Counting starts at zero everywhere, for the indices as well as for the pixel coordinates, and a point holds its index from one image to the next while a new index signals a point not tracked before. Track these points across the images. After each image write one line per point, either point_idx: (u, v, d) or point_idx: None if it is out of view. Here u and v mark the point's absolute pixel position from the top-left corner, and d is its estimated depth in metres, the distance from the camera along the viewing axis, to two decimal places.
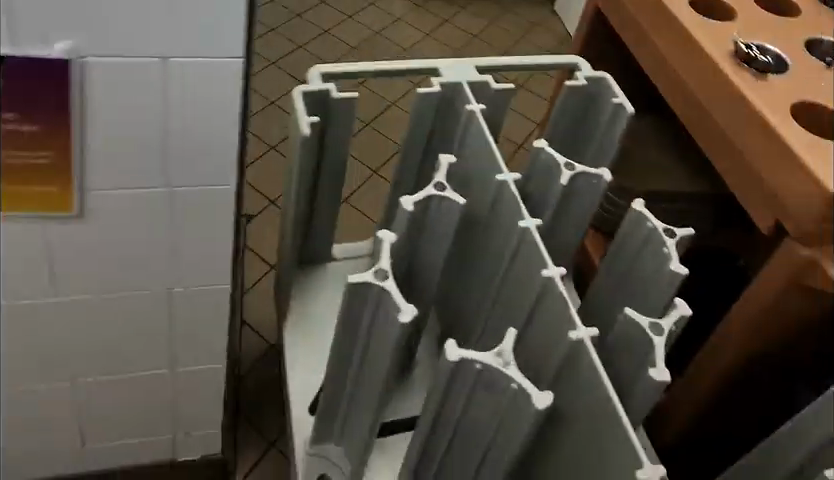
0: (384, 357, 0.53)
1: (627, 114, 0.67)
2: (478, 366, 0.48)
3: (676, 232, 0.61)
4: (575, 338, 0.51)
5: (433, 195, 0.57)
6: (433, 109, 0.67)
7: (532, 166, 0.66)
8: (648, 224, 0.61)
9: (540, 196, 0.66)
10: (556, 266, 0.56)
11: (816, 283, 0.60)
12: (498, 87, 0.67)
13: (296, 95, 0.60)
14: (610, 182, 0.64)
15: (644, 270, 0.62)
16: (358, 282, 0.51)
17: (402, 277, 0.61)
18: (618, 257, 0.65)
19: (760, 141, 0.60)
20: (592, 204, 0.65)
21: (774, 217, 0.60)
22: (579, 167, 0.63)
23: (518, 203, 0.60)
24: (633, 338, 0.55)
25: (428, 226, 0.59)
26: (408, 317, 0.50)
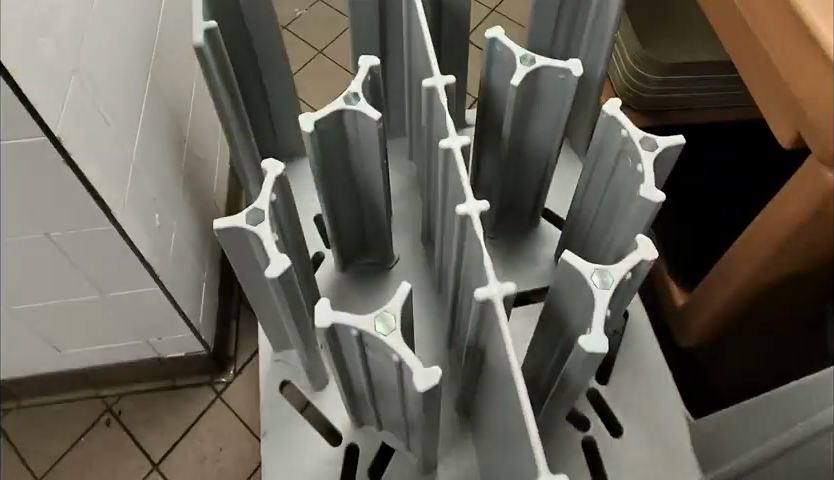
0: (281, 293, 0.50)
1: None
2: (354, 332, 0.45)
3: (656, 144, 0.51)
4: (485, 297, 0.47)
5: (342, 110, 0.53)
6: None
7: (492, 61, 0.57)
8: (622, 132, 0.52)
9: (501, 91, 0.59)
10: (477, 200, 0.50)
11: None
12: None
13: None
14: (582, 76, 0.54)
15: (625, 181, 0.53)
16: (233, 230, 0.48)
17: (343, 184, 0.59)
18: (594, 167, 0.57)
19: (773, 17, 0.43)
20: (560, 101, 0.56)
21: (794, 129, 0.44)
22: (538, 61, 0.54)
23: (445, 114, 0.53)
24: (573, 284, 0.48)
25: (347, 135, 0.56)
26: (279, 272, 0.47)
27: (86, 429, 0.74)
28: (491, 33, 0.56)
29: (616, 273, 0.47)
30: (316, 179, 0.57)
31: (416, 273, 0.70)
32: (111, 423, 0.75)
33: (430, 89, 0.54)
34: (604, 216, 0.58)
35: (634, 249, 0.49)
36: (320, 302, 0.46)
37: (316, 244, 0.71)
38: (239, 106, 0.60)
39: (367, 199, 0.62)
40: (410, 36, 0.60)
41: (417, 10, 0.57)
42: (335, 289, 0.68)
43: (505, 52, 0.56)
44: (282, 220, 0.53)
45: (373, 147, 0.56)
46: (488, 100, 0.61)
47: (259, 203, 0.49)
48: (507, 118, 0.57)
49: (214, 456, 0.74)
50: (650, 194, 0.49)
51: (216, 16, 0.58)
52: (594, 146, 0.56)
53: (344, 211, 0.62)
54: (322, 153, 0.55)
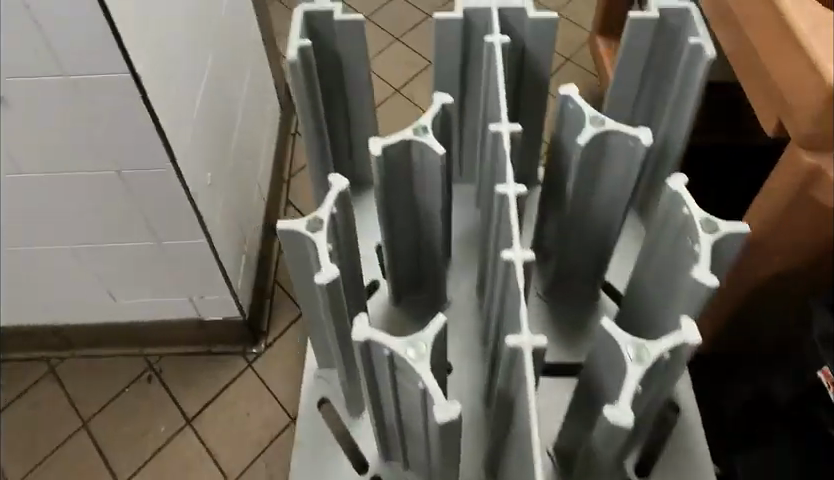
0: (329, 306, 0.54)
1: (704, 56, 0.60)
2: (385, 353, 0.48)
3: (720, 226, 0.53)
4: (515, 344, 0.49)
5: (411, 139, 0.58)
6: (457, 39, 0.66)
7: (564, 116, 0.61)
8: (685, 210, 0.54)
9: (569, 142, 0.62)
10: (523, 252, 0.54)
11: (821, 195, 0.51)
12: (534, 15, 0.65)
13: (297, 14, 0.63)
14: (652, 143, 0.57)
15: (680, 263, 0.56)
16: (292, 232, 0.53)
17: (406, 214, 0.63)
18: (659, 234, 0.58)
19: (765, 22, 0.51)
20: (629, 165, 0.59)
21: (776, 116, 0.52)
22: (608, 124, 0.57)
23: (505, 163, 0.58)
24: (609, 350, 0.49)
25: (412, 164, 0.60)
26: (327, 280, 0.51)
27: (129, 382, 0.82)
28: (566, 90, 0.60)
29: (654, 348, 0.47)
30: (381, 204, 0.61)
31: (468, 322, 0.71)
32: (152, 380, 0.82)
33: (494, 133, 0.60)
34: (659, 288, 0.59)
35: (678, 330, 0.49)
36: (360, 316, 0.49)
37: (376, 271, 0.75)
38: (320, 130, 0.66)
39: (426, 239, 0.65)
40: (489, 84, 0.65)
41: (496, 57, 0.62)
42: (383, 315, 0.71)
43: (576, 109, 0.60)
44: (339, 235, 0.56)
45: (436, 186, 0.60)
46: (555, 151, 0.64)
47: (320, 215, 0.54)
48: (572, 175, 0.59)
49: (241, 419, 0.80)
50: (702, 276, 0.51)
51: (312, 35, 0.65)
52: (660, 220, 0.58)
53: (402, 245, 0.66)
54: (387, 180, 0.59)
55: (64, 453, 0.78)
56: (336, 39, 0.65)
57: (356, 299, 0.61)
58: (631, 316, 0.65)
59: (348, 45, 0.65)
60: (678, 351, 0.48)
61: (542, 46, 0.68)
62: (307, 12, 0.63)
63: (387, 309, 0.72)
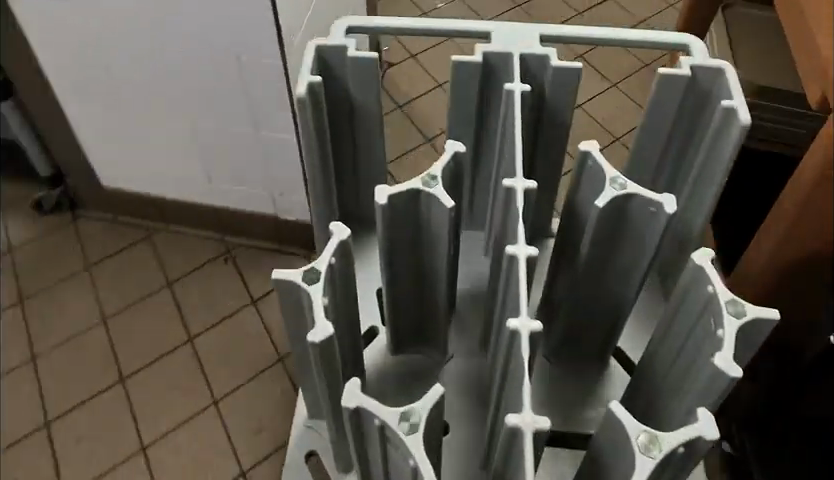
0: (320, 355, 0.61)
1: (740, 121, 0.68)
2: (375, 419, 0.56)
3: (747, 313, 0.59)
4: (514, 422, 0.54)
5: (420, 189, 0.66)
6: (482, 74, 0.75)
7: (586, 171, 0.69)
8: (709, 287, 0.61)
9: (588, 200, 0.70)
10: (526, 321, 0.59)
11: None
12: (557, 64, 0.73)
13: (310, 50, 0.71)
14: (671, 209, 0.64)
15: (705, 338, 0.62)
16: (289, 281, 0.63)
17: (415, 237, 0.71)
18: (686, 297, 0.65)
19: None
20: (639, 237, 0.67)
21: None
22: (627, 187, 0.64)
23: (518, 228, 0.65)
24: (617, 435, 0.55)
25: (420, 213, 0.68)
26: (322, 336, 0.59)
27: (212, 257, 1.40)
28: (587, 147, 0.69)
29: (671, 440, 0.53)
30: (381, 245, 0.69)
31: (467, 380, 0.80)
32: (227, 261, 1.40)
33: (507, 188, 0.67)
34: (680, 370, 0.65)
35: (696, 427, 0.55)
36: (353, 382, 0.57)
37: (374, 319, 0.85)
38: (326, 170, 0.76)
39: (432, 287, 0.76)
40: (505, 126, 0.73)
41: (515, 99, 0.70)
42: (379, 371, 0.82)
43: (595, 166, 0.68)
44: (335, 285, 0.65)
45: (441, 226, 0.68)
46: (573, 225, 0.72)
47: (320, 261, 0.63)
48: (586, 236, 0.67)
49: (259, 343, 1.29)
50: (725, 364, 0.56)
51: (320, 68, 0.73)
52: (683, 290, 0.66)
53: (404, 297, 0.77)
54: (399, 219, 0.68)
55: (149, 299, 1.36)
56: (347, 82, 0.74)
57: (351, 340, 0.71)
58: (651, 395, 0.71)
59: (355, 84, 0.74)
60: (690, 445, 0.54)
61: (560, 96, 0.75)
62: (318, 47, 0.72)
63: (386, 364, 0.82)
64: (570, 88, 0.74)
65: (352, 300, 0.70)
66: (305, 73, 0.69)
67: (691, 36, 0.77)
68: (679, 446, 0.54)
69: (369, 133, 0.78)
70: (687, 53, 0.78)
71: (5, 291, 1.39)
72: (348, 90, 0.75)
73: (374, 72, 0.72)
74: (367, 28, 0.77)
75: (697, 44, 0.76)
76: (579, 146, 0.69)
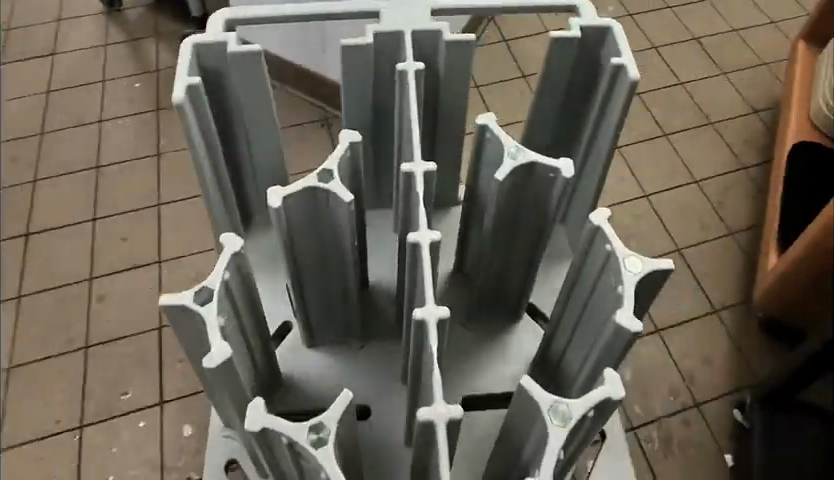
0: (223, 378, 0.60)
1: (630, 77, 0.71)
2: (285, 437, 0.54)
3: (641, 267, 0.61)
4: (425, 418, 0.54)
5: (317, 186, 0.67)
6: (376, 55, 0.77)
7: (484, 142, 0.73)
8: (607, 246, 0.63)
9: (492, 166, 0.74)
10: (430, 311, 0.60)
11: None
12: (450, 38, 0.75)
13: (188, 50, 0.71)
14: (570, 171, 0.67)
15: (605, 297, 0.64)
16: (176, 306, 0.60)
17: (317, 242, 0.72)
18: (587, 260, 0.67)
19: None
20: (546, 194, 0.70)
21: None
22: (525, 156, 0.68)
23: (421, 218, 0.66)
24: (533, 405, 0.57)
25: (317, 207, 0.69)
26: (219, 357, 0.57)
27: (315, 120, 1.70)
28: (484, 120, 0.72)
29: (578, 407, 0.55)
30: (285, 245, 0.70)
31: (378, 361, 0.82)
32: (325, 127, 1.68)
33: (405, 172, 0.68)
34: (586, 334, 0.68)
35: (599, 389, 0.56)
36: (256, 403, 0.55)
37: (285, 314, 0.86)
38: (219, 171, 0.79)
39: (326, 277, 0.77)
40: (402, 106, 0.75)
41: (408, 79, 0.72)
42: (294, 369, 0.81)
43: (492, 137, 0.71)
44: (234, 294, 0.65)
45: (338, 216, 0.69)
46: (481, 195, 0.77)
47: (210, 281, 0.61)
48: (491, 211, 0.71)
49: None
50: (625, 321, 0.58)
51: (202, 65, 0.74)
52: (585, 248, 0.67)
53: (314, 279, 0.77)
54: (304, 219, 0.69)
55: None
56: (230, 76, 0.75)
57: (257, 334, 0.71)
58: (560, 361, 0.75)
59: (237, 77, 0.74)
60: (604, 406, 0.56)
61: (447, 68, 0.78)
62: (195, 45, 0.71)
63: (301, 364, 0.82)
64: (465, 58, 0.77)
65: (255, 302, 0.70)
66: (185, 73, 0.69)
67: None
68: (588, 414, 0.56)
69: (255, 125, 0.80)
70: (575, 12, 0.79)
71: (146, 98, 1.68)
72: (229, 85, 0.76)
73: (256, 63, 0.73)
74: (253, 19, 0.77)
75: (583, 5, 0.77)
76: (477, 120, 0.72)
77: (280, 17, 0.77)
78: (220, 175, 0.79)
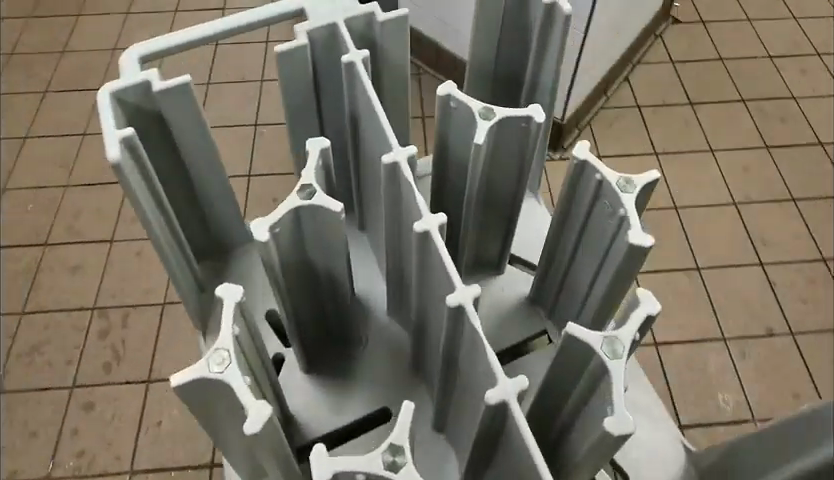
0: (265, 437, 0.66)
1: (561, 10, 0.78)
2: (363, 473, 0.56)
3: (622, 178, 0.71)
4: (495, 398, 0.61)
5: (297, 203, 0.76)
6: (321, 48, 0.78)
7: (450, 110, 0.78)
8: (599, 176, 0.72)
9: (460, 132, 0.78)
10: (460, 294, 0.67)
11: None
12: (382, 18, 0.77)
13: (104, 101, 0.77)
14: (538, 113, 0.75)
15: (604, 221, 0.74)
16: (197, 378, 0.64)
17: (294, 244, 0.81)
18: (574, 191, 0.76)
19: None
20: (521, 140, 0.77)
21: None
22: (497, 114, 0.74)
23: (421, 207, 0.71)
24: (587, 352, 0.63)
25: (296, 219, 0.78)
26: (254, 427, 0.63)
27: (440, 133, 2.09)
28: (447, 90, 0.76)
29: (624, 338, 0.62)
30: (278, 265, 0.79)
31: (381, 360, 0.91)
32: None
33: (389, 164, 0.73)
34: (587, 263, 0.79)
35: (635, 320, 0.65)
36: (318, 452, 0.56)
37: (275, 347, 0.94)
38: (168, 212, 0.86)
39: (297, 292, 0.85)
40: (352, 95, 0.78)
41: (357, 70, 0.74)
42: (307, 414, 0.87)
43: (458, 105, 0.76)
44: (241, 339, 0.72)
45: (326, 226, 0.79)
46: (456, 155, 0.82)
47: (220, 344, 0.67)
48: (475, 173, 0.77)
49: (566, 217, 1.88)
50: (634, 238, 0.68)
51: (123, 110, 0.79)
52: (572, 182, 0.76)
53: (299, 293, 0.85)
54: (290, 222, 0.78)
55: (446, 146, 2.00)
56: (168, 111, 0.80)
57: (259, 362, 0.78)
58: (566, 295, 0.84)
59: (173, 109, 0.80)
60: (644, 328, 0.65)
61: (388, 44, 0.80)
62: (113, 94, 0.77)
63: (300, 396, 0.89)
64: (401, 37, 0.80)
65: (251, 327, 0.77)
66: (114, 127, 0.76)
67: None
68: (636, 336, 0.65)
69: (193, 145, 0.85)
70: None
71: None
72: (164, 115, 0.81)
73: (189, 92, 0.79)
74: (157, 50, 0.80)
75: None
76: (437, 91, 0.77)
77: (185, 41, 0.81)
78: (167, 215, 0.86)
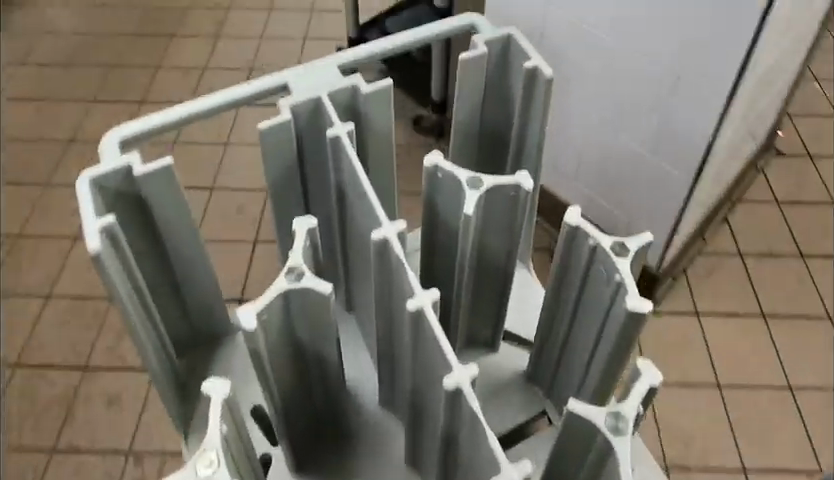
0: None
1: (544, 74, 0.86)
2: None
3: (612, 244, 0.71)
4: None
5: (287, 288, 0.68)
6: (305, 119, 0.83)
7: (437, 180, 0.79)
8: (591, 241, 0.72)
9: (448, 204, 0.80)
10: (454, 374, 0.62)
11: None
12: (369, 89, 0.83)
13: (84, 188, 0.74)
14: (527, 177, 0.77)
15: (601, 290, 0.73)
16: None
17: (287, 337, 0.72)
18: (565, 264, 0.76)
19: None
20: (512, 209, 0.79)
21: None
22: (485, 183, 0.76)
23: (413, 284, 0.69)
24: (589, 432, 0.62)
25: (287, 309, 0.70)
26: None
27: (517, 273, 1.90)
28: (433, 160, 0.78)
29: (628, 409, 0.62)
30: (264, 363, 0.69)
31: (380, 455, 0.81)
32: None
33: (379, 241, 0.71)
34: (587, 338, 0.77)
35: (637, 393, 0.63)
36: None
37: (263, 446, 0.83)
38: (149, 312, 0.78)
39: (289, 383, 0.76)
40: (337, 168, 0.81)
41: (343, 143, 0.78)
42: None
43: (445, 175, 0.78)
44: (229, 437, 0.63)
45: (324, 314, 0.70)
46: (447, 226, 0.82)
47: (207, 445, 0.59)
48: (469, 243, 0.79)
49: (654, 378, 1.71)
50: (633, 304, 0.67)
51: (101, 200, 0.76)
52: (561, 251, 0.76)
53: (290, 387, 0.75)
54: (283, 313, 0.70)
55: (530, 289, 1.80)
56: (152, 194, 0.77)
57: (246, 461, 0.68)
58: (568, 376, 0.82)
59: (156, 194, 0.78)
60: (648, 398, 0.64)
61: (373, 114, 0.85)
62: (93, 180, 0.75)
63: None
64: (384, 105, 0.85)
65: (242, 428, 0.68)
66: (92, 215, 0.72)
67: (469, 16, 0.93)
68: (640, 409, 0.64)
69: (179, 233, 0.81)
70: (463, 30, 0.93)
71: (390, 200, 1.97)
72: (146, 199, 0.78)
73: (174, 174, 0.77)
74: (144, 135, 0.81)
75: (474, 18, 0.92)
76: (424, 162, 0.78)
77: (171, 121, 0.82)
78: (149, 312, 0.78)
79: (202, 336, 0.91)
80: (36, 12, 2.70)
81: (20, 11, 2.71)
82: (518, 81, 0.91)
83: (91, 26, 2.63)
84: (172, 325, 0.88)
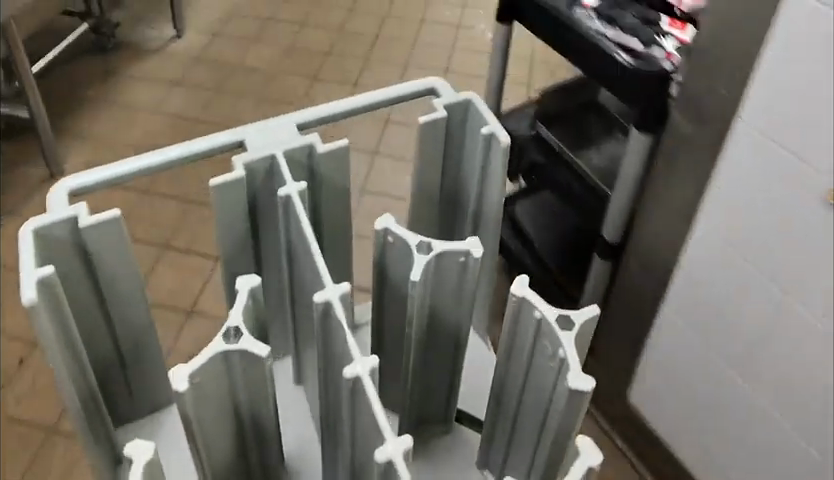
0: None
1: (500, 140, 0.87)
2: None
3: (557, 317, 0.74)
4: None
5: (223, 350, 0.67)
6: (260, 176, 0.83)
7: (387, 244, 0.80)
8: (537, 312, 0.74)
9: (398, 267, 0.80)
10: (387, 445, 0.62)
11: None
12: (325, 148, 0.84)
13: (26, 237, 0.73)
14: (477, 243, 0.78)
15: (546, 361, 0.75)
16: None
17: (222, 402, 0.70)
18: (513, 337, 0.78)
19: None
20: (460, 273, 0.79)
21: None
22: (434, 248, 0.77)
23: (351, 350, 0.68)
24: None
25: (221, 372, 0.68)
26: None
27: None
28: (384, 223, 0.79)
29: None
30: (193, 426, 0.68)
31: None
32: None
33: (321, 303, 0.70)
34: (537, 413, 0.79)
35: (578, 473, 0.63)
36: None
37: None
38: (85, 367, 0.76)
39: (221, 447, 0.74)
40: (288, 227, 0.80)
41: (294, 202, 0.78)
42: None
43: (396, 238, 0.78)
44: None
45: (259, 376, 0.69)
46: (395, 289, 0.82)
47: None
48: (417, 308, 0.78)
49: None
50: (575, 381, 0.69)
51: (43, 251, 0.75)
52: (511, 321, 0.78)
53: (222, 451, 0.74)
54: (217, 376, 0.68)
55: None
56: (95, 246, 0.76)
57: None
58: (518, 451, 0.83)
59: (103, 248, 0.77)
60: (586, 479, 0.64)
61: (329, 173, 0.86)
62: (35, 230, 0.73)
63: None
64: (341, 164, 0.86)
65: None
66: (30, 267, 0.70)
67: (433, 80, 0.94)
68: None
69: (123, 286, 0.81)
70: (427, 94, 0.95)
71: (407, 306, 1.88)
72: (91, 251, 0.77)
73: (118, 227, 0.76)
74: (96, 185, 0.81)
75: (436, 83, 0.94)
76: (375, 226, 0.79)
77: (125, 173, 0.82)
78: (85, 370, 0.76)
79: (144, 394, 0.89)
80: (121, 106, 2.76)
81: (97, 86, 2.85)
82: (476, 145, 0.92)
83: (162, 134, 2.66)
84: (113, 383, 0.86)
